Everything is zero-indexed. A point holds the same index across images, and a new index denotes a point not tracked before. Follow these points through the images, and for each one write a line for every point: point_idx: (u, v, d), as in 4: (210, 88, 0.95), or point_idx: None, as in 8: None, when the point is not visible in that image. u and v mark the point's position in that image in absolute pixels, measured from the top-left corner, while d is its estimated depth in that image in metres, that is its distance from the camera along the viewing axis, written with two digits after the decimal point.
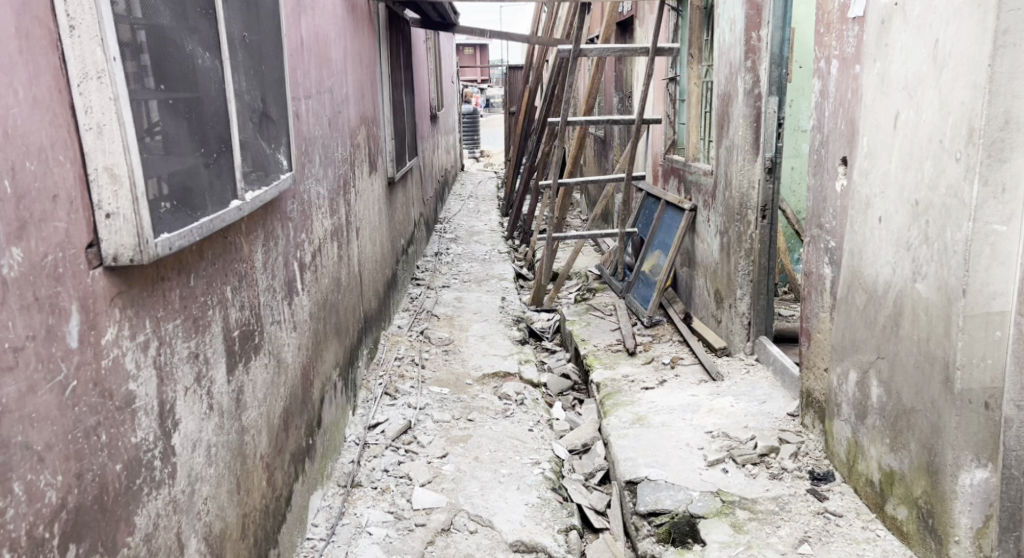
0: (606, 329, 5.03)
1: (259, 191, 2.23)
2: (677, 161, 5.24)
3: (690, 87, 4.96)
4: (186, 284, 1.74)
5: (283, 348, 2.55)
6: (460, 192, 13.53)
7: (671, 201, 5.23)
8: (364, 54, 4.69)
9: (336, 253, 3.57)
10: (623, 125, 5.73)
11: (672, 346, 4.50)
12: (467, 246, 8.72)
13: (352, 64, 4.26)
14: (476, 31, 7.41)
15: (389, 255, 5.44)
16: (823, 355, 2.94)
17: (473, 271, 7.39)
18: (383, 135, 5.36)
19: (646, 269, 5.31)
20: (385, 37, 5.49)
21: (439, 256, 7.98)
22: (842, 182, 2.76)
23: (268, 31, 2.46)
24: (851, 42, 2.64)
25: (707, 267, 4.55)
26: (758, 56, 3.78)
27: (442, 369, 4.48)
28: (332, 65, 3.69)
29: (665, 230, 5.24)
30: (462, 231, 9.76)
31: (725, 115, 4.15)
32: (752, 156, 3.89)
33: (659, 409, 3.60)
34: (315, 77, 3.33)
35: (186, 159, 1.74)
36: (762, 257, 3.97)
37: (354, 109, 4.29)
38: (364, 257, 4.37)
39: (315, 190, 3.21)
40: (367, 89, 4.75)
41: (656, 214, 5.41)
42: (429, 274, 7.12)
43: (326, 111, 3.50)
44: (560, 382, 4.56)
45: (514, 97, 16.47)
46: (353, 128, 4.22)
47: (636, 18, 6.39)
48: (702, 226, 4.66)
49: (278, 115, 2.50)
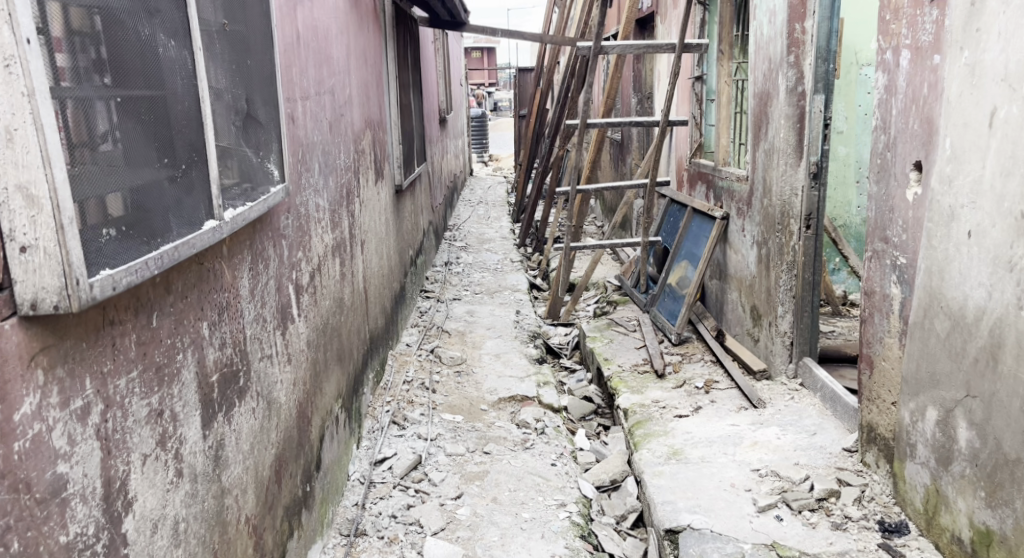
0: (630, 347, 4.68)
1: (242, 209, 1.89)
2: (705, 165, 4.90)
3: (720, 86, 4.65)
4: (146, 327, 1.40)
5: (274, 386, 2.21)
6: (467, 198, 13.20)
7: (699, 209, 4.89)
8: (369, 52, 4.37)
9: (338, 271, 3.24)
10: (645, 127, 5.39)
11: (704, 367, 4.15)
12: (478, 254, 8.39)
13: (356, 63, 3.94)
14: (488, 31, 7.10)
15: (396, 268, 5.11)
16: (889, 387, 2.59)
17: (485, 282, 7.06)
18: (389, 139, 5.03)
19: (672, 281, 4.98)
20: (392, 36, 5.17)
21: (449, 266, 7.66)
22: (915, 191, 2.41)
23: (256, 20, 2.13)
24: (928, 29, 2.31)
25: (741, 280, 4.20)
26: (802, 50, 3.44)
27: (454, 393, 4.14)
28: (334, 64, 3.38)
29: (693, 239, 4.91)
30: (472, 239, 9.43)
31: (763, 115, 3.81)
32: (795, 160, 3.55)
33: (697, 442, 3.25)
34: (314, 75, 3.00)
35: (145, 171, 1.39)
36: (806, 271, 3.61)
37: (359, 110, 3.97)
38: (369, 273, 4.04)
39: (314, 202, 2.89)
40: (372, 89, 4.44)
41: (682, 222, 5.08)
42: (438, 285, 6.79)
43: (327, 114, 3.18)
44: (582, 406, 4.22)
45: (525, 100, 16.18)
46: (357, 132, 3.91)
47: (656, 15, 6.08)
48: (735, 236, 4.32)
49: (268, 118, 2.18)
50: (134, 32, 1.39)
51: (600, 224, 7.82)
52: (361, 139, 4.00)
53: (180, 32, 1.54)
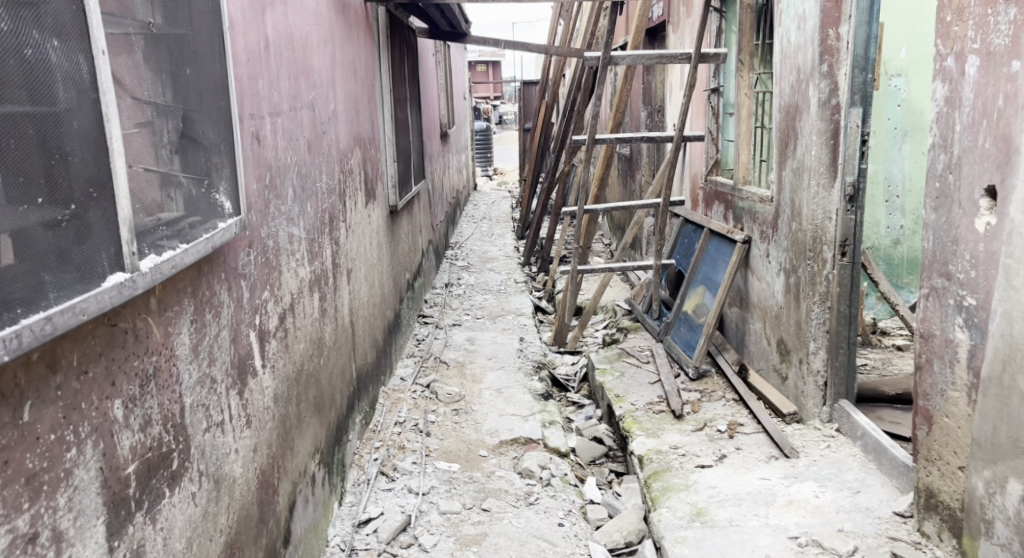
0: (644, 382, 4.31)
1: (168, 254, 1.53)
2: (724, 184, 4.54)
3: (740, 98, 4.29)
4: (12, 424, 1.06)
5: (227, 459, 1.85)
6: (471, 214, 12.87)
7: (717, 231, 4.53)
8: (358, 64, 4.03)
9: (317, 307, 2.88)
10: (657, 142, 5.03)
11: (726, 407, 3.77)
12: (480, 275, 8.04)
13: (343, 76, 3.61)
14: (490, 42, 6.77)
15: (390, 294, 4.75)
16: (954, 448, 2.21)
17: (487, 306, 6.70)
18: (382, 156, 4.69)
19: (688, 308, 4.62)
20: (385, 46, 4.83)
21: (449, 287, 7.30)
22: (986, 221, 2.05)
23: (201, 22, 1.78)
24: (1003, 32, 1.95)
25: (767, 311, 3.83)
26: (836, 58, 3.08)
27: (451, 436, 3.77)
28: (315, 76, 3.04)
29: (709, 263, 4.56)
30: (474, 258, 9.08)
31: (790, 130, 3.44)
32: (829, 181, 3.18)
33: (724, 500, 2.87)
34: (289, 89, 2.65)
35: (6, 217, 1.03)
36: (841, 303, 3.23)
37: (347, 127, 3.64)
38: (356, 304, 3.69)
39: (286, 232, 2.53)
40: (362, 103, 4.10)
41: (698, 244, 4.73)
42: (437, 309, 6.43)
43: (304, 132, 2.84)
44: (591, 448, 3.85)
45: (529, 114, 15.89)
46: (344, 150, 3.57)
47: (668, 23, 5.74)
48: (758, 261, 3.95)
49: (217, 137, 1.83)
50: (9, 29, 1.04)
51: (608, 242, 7.47)
52: (348, 158, 3.66)
53: (88, 31, 1.19)
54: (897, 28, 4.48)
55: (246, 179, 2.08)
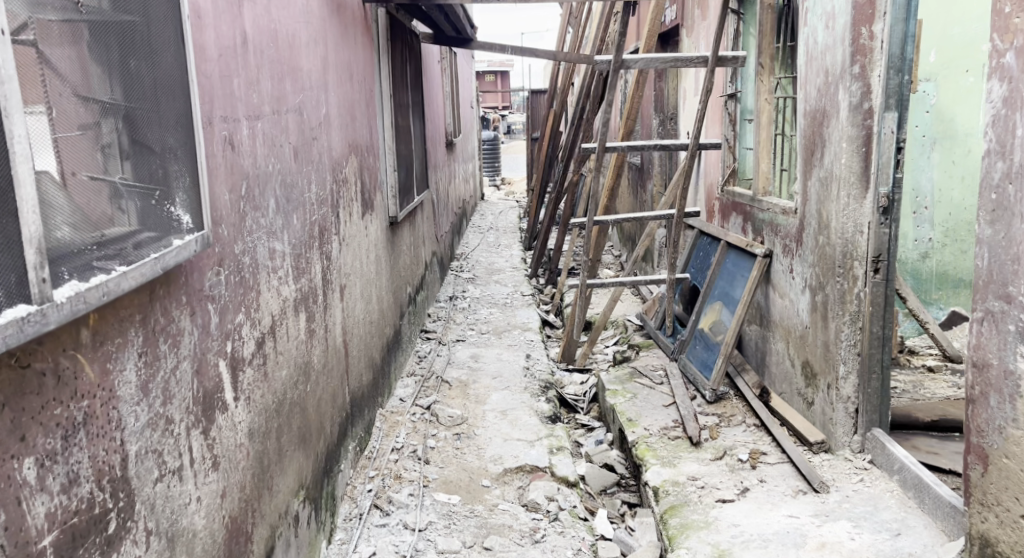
0: (658, 404, 4.06)
1: (97, 279, 1.29)
2: (743, 195, 4.30)
3: (759, 104, 4.05)
4: None
5: (186, 511, 1.61)
6: (477, 224, 12.64)
7: (735, 244, 4.32)
8: (355, 66, 3.81)
9: (303, 328, 2.65)
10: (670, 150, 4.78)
11: (747, 434, 3.51)
12: (486, 287, 7.80)
13: (338, 79, 3.41)
14: (496, 47, 6.57)
15: (389, 310, 4.52)
16: (1016, 493, 1.95)
17: (493, 320, 6.46)
18: (381, 165, 4.46)
19: (705, 325, 4.39)
20: (386, 50, 4.62)
21: (453, 301, 7.06)
22: None
23: (156, 9, 1.55)
24: None
25: (790, 330, 3.57)
26: (868, 59, 2.84)
27: (452, 463, 3.52)
28: (304, 78, 2.82)
29: (725, 279, 4.37)
30: (480, 270, 8.85)
31: (817, 136, 3.20)
32: (860, 192, 2.93)
33: (749, 540, 2.61)
34: (271, 90, 2.43)
35: None
36: (874, 324, 2.97)
37: (342, 134, 3.43)
38: (350, 322, 3.45)
39: (266, 247, 2.30)
40: (358, 109, 3.87)
41: (715, 257, 4.52)
42: (440, 324, 6.19)
43: (290, 138, 2.62)
44: (602, 477, 3.60)
45: (537, 123, 15.68)
46: (338, 158, 3.35)
47: (681, 27, 5.51)
48: (781, 277, 3.70)
49: (172, 140, 1.59)
50: None
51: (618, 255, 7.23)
52: (343, 167, 3.44)
53: None
54: (932, 28, 4.27)
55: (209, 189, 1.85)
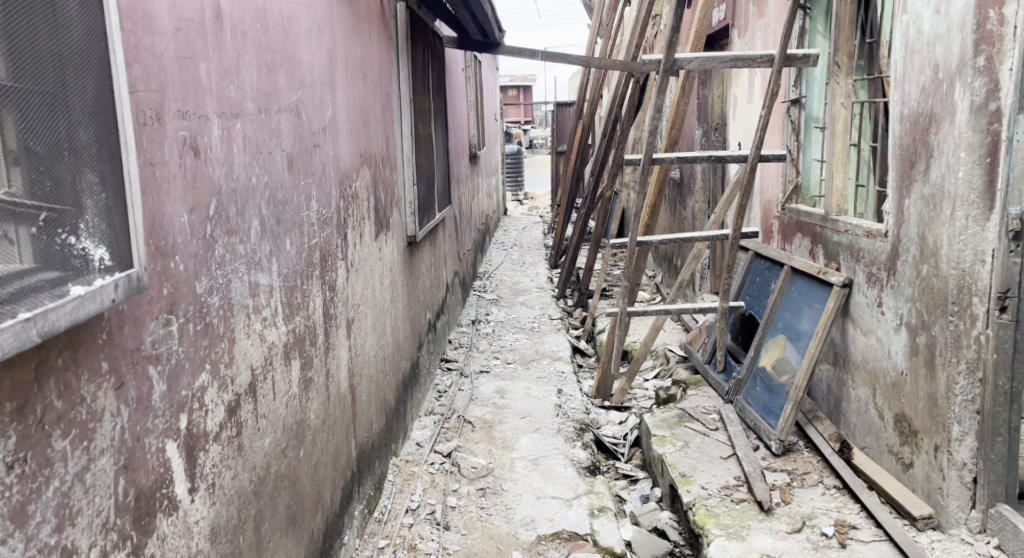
0: (715, 456, 3.51)
1: None
2: (813, 215, 3.75)
3: (834, 109, 3.51)
4: None
5: None
6: (500, 240, 12.16)
7: (803, 270, 3.79)
8: (370, 65, 3.33)
9: (296, 380, 2.15)
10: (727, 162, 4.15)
11: (829, 500, 2.96)
12: (511, 309, 7.30)
13: (348, 79, 2.92)
14: (526, 52, 6.09)
15: (406, 342, 4.02)
16: None
17: (520, 348, 5.95)
18: (399, 178, 3.97)
19: (767, 363, 3.88)
20: (406, 50, 4.15)
21: (476, 325, 6.57)
22: None
23: None
24: None
25: (879, 376, 3.01)
26: (996, 48, 2.31)
27: (476, 529, 3.00)
28: (304, 71, 2.33)
29: (790, 309, 3.87)
30: (505, 290, 8.35)
31: (919, 145, 2.66)
32: (982, 213, 2.38)
33: None
34: (258, 83, 1.94)
35: None
36: (1000, 376, 2.39)
37: (351, 142, 2.94)
38: (359, 361, 2.96)
39: (245, 283, 1.80)
40: (373, 113, 3.39)
41: (777, 284, 4.02)
42: (462, 352, 5.68)
43: (283, 144, 2.12)
44: (653, 546, 3.05)
45: (563, 136, 15.21)
46: (347, 171, 2.86)
47: (732, 28, 5.01)
48: (865, 311, 3.15)
49: (77, 141, 1.08)
50: None
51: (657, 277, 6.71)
52: (352, 181, 2.95)
53: None
54: None
55: (147, 206, 1.34)
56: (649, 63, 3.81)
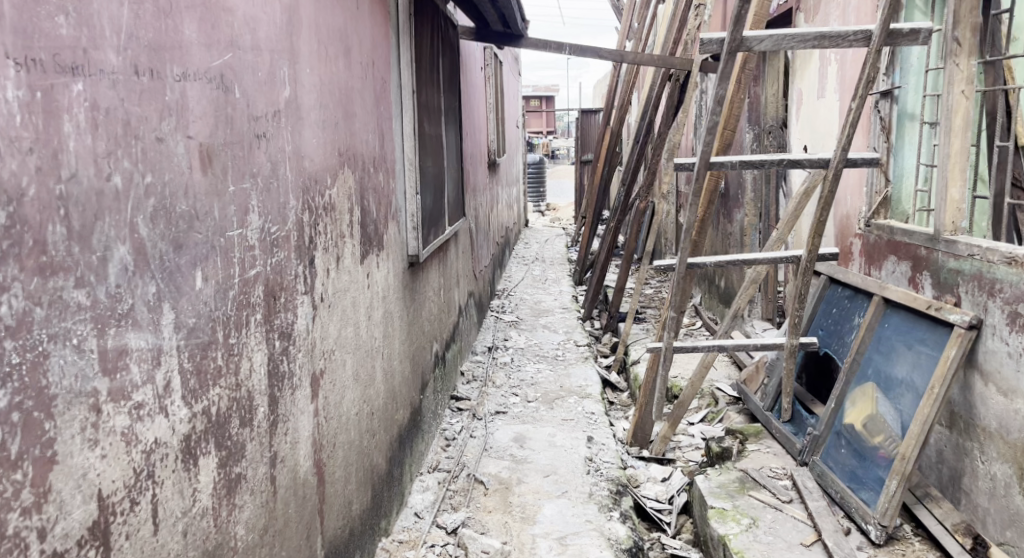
0: (796, 543, 2.75)
1: None
2: (917, 233, 2.99)
3: (954, 99, 2.74)
4: None
5: None
6: (521, 254, 11.44)
7: (902, 303, 3.04)
8: (354, 40, 2.61)
9: (212, 489, 1.42)
10: (803, 167, 3.30)
11: None
12: (532, 334, 6.56)
13: (322, 53, 2.21)
14: (552, 45, 5.39)
15: (406, 386, 3.30)
16: None
17: (542, 381, 5.22)
18: (397, 186, 3.25)
19: (852, 418, 3.13)
20: (409, 30, 3.43)
21: (492, 352, 5.83)
22: None
23: None
24: None
25: None
26: None
27: None
28: (239, 26, 1.61)
29: (881, 351, 3.12)
30: (525, 310, 7.63)
31: None
32: None
33: None
34: (139, 25, 1.23)
35: None
36: None
37: (324, 136, 2.22)
38: (334, 428, 2.25)
39: (88, 347, 1.09)
40: (359, 102, 2.67)
41: (865, 319, 3.27)
42: (476, 386, 4.95)
43: (195, 128, 1.40)
44: None
45: (587, 145, 14.49)
46: (317, 174, 2.14)
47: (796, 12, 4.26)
48: (1005, 363, 2.39)
49: None
50: None
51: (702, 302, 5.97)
52: (326, 188, 2.24)
53: None
54: None
55: None
56: (710, 42, 3.07)
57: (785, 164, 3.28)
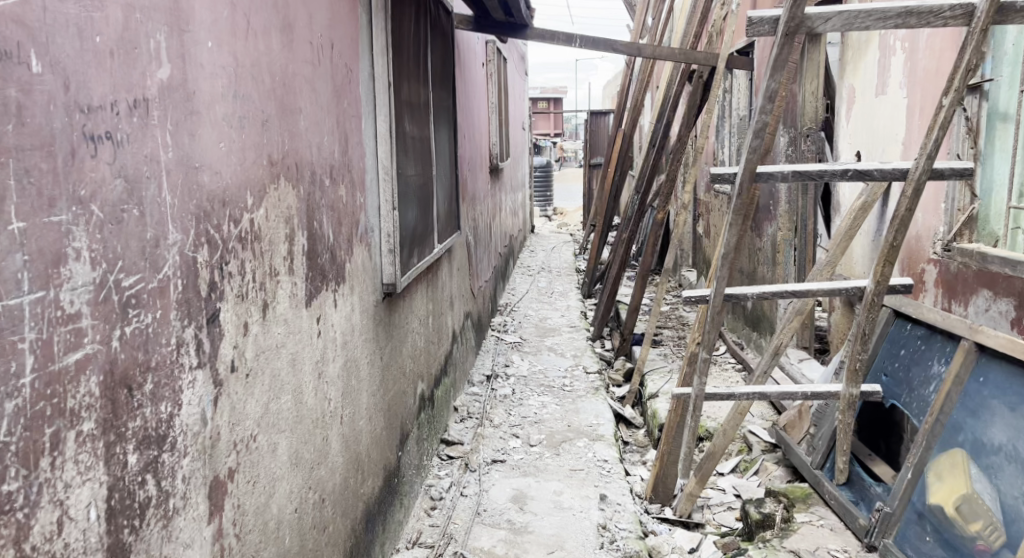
0: None
1: None
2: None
3: None
4: None
5: None
6: (526, 263, 10.83)
7: (1004, 353, 2.43)
8: (302, 14, 2.00)
9: None
10: (873, 179, 2.67)
11: None
12: (537, 358, 5.93)
13: (241, 22, 1.58)
14: (561, 37, 4.78)
15: (378, 448, 2.67)
16: None
17: (547, 417, 4.59)
18: (368, 201, 2.63)
19: (935, 495, 2.51)
20: (387, 10, 2.81)
21: (491, 381, 5.20)
22: None
23: None
24: None
25: None
26: None
27: None
28: None
29: (970, 410, 2.51)
30: (529, 328, 7.00)
31: None
32: None
33: None
34: None
35: None
36: None
37: (245, 139, 1.60)
38: (257, 542, 1.62)
39: None
40: (310, 95, 2.05)
41: (952, 369, 2.65)
42: (471, 425, 4.33)
43: None
44: None
45: (597, 148, 13.87)
46: (229, 192, 1.51)
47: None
48: None
49: None
50: None
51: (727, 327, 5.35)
52: (249, 211, 1.62)
53: None
54: None
55: None
56: (760, 22, 2.47)
57: (848, 176, 2.60)
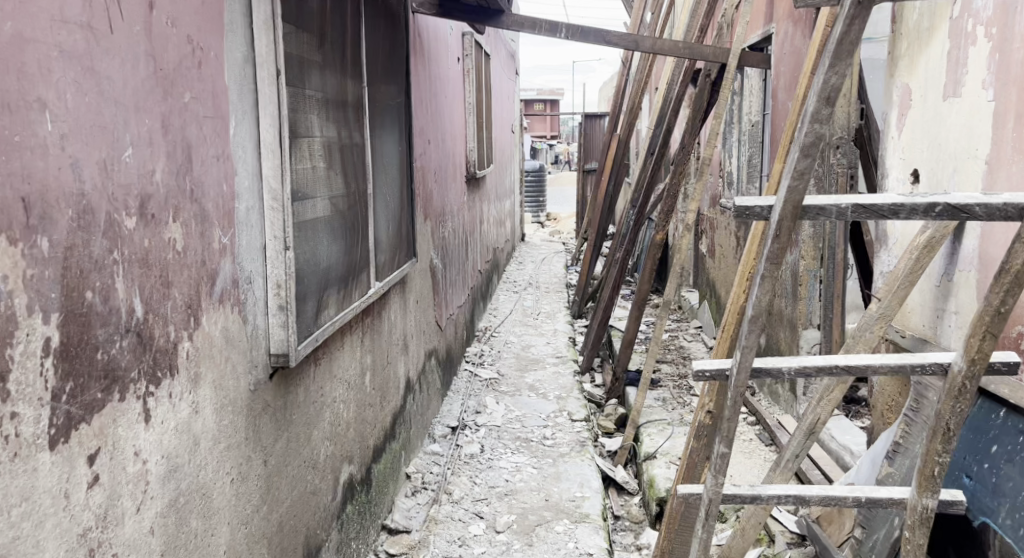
0: None
1: None
2: None
3: None
4: None
5: None
6: (514, 277, 10.02)
7: None
8: None
9: None
10: (975, 216, 1.83)
11: None
12: (515, 399, 5.10)
13: None
14: (543, 24, 3.96)
15: None
16: None
17: (521, 486, 3.75)
18: (236, 242, 1.80)
19: None
20: None
21: (457, 434, 4.37)
22: None
23: None
24: None
25: None
26: None
27: None
28: None
29: None
30: (510, 358, 6.18)
31: None
32: None
33: None
34: None
35: None
36: None
37: None
38: None
39: None
40: (82, 83, 1.23)
41: None
42: (423, 503, 3.50)
43: None
44: None
45: (592, 151, 13.08)
46: None
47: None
48: None
49: None
50: None
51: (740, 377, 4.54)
52: None
53: None
54: None
55: None
56: None
57: (936, 213, 1.78)
